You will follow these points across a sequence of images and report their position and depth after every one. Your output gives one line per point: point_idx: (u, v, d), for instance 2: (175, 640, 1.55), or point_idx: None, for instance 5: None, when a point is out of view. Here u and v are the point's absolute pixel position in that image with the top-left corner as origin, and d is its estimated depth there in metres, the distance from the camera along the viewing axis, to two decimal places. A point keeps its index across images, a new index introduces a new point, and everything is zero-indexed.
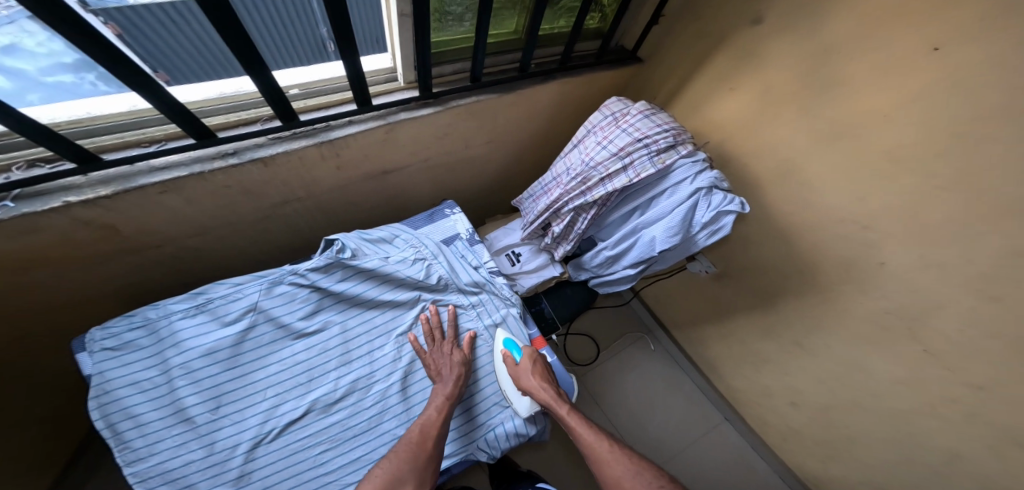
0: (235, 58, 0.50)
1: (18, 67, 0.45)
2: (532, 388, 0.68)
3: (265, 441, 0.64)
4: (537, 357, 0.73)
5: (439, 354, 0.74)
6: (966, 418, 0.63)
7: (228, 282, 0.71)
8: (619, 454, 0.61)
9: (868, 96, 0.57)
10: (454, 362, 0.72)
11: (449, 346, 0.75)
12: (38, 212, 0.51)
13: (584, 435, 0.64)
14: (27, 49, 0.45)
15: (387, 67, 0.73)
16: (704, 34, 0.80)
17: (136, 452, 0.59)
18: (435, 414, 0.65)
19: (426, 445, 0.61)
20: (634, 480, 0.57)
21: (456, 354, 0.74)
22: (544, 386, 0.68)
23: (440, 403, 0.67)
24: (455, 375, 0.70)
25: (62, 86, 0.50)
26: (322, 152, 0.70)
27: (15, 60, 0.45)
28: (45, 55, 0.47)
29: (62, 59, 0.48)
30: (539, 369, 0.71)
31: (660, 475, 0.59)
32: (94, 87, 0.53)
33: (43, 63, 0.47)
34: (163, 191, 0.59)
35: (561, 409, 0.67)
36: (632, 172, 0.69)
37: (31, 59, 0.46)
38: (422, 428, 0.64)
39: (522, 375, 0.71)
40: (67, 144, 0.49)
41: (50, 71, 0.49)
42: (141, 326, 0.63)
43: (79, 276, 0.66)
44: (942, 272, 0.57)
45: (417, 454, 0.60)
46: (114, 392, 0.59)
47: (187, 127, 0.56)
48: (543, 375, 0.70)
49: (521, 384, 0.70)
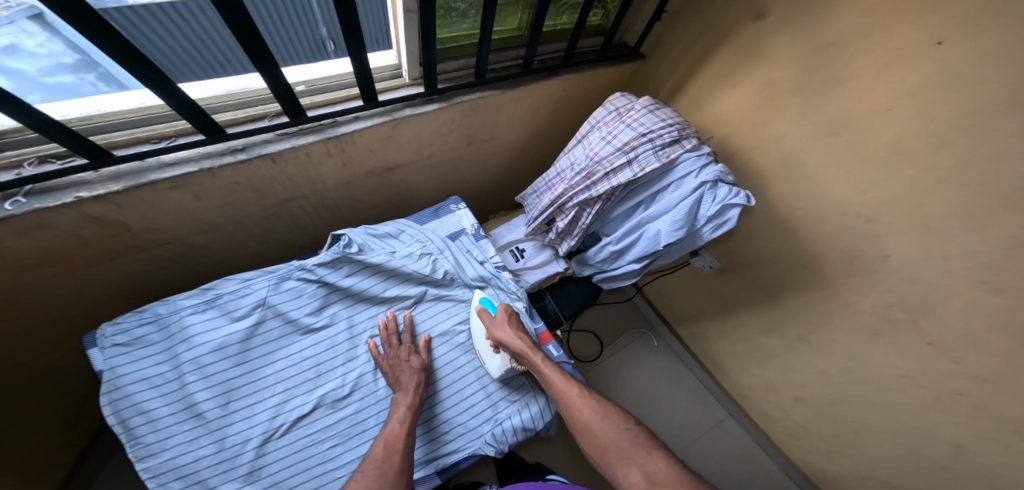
0: (246, 54, 0.50)
1: (17, 67, 0.46)
2: (507, 337, 0.70)
3: (275, 436, 0.65)
4: (512, 311, 0.75)
5: (394, 361, 0.71)
6: (971, 410, 0.64)
7: (236, 278, 0.71)
8: (589, 400, 0.63)
9: (870, 89, 0.58)
10: (412, 373, 0.69)
11: (404, 352, 0.72)
12: (50, 207, 0.52)
13: (556, 381, 0.66)
14: (27, 49, 0.46)
15: (392, 64, 0.73)
16: (706, 31, 0.81)
17: (147, 447, 0.59)
18: (399, 426, 0.63)
19: (393, 461, 0.58)
20: (602, 422, 0.60)
21: (413, 360, 0.71)
22: (519, 336, 0.70)
23: (403, 413, 0.64)
24: (414, 382, 0.68)
25: (62, 86, 0.51)
26: (328, 148, 0.70)
27: (14, 60, 0.45)
28: (45, 56, 0.48)
29: (62, 59, 0.49)
30: (513, 322, 0.73)
31: (627, 419, 0.62)
32: (94, 88, 0.54)
33: (44, 64, 0.48)
34: (173, 187, 0.60)
35: (536, 357, 0.68)
36: (637, 166, 0.70)
37: (31, 59, 0.47)
38: (385, 446, 0.60)
39: (496, 326, 0.72)
40: (79, 139, 0.49)
41: (50, 72, 0.49)
42: (152, 322, 0.64)
43: (87, 274, 0.67)
44: (947, 264, 0.57)
45: (384, 473, 0.57)
46: (125, 388, 0.60)
47: (196, 122, 0.57)
48: (517, 326, 0.73)
49: (495, 336, 0.72)
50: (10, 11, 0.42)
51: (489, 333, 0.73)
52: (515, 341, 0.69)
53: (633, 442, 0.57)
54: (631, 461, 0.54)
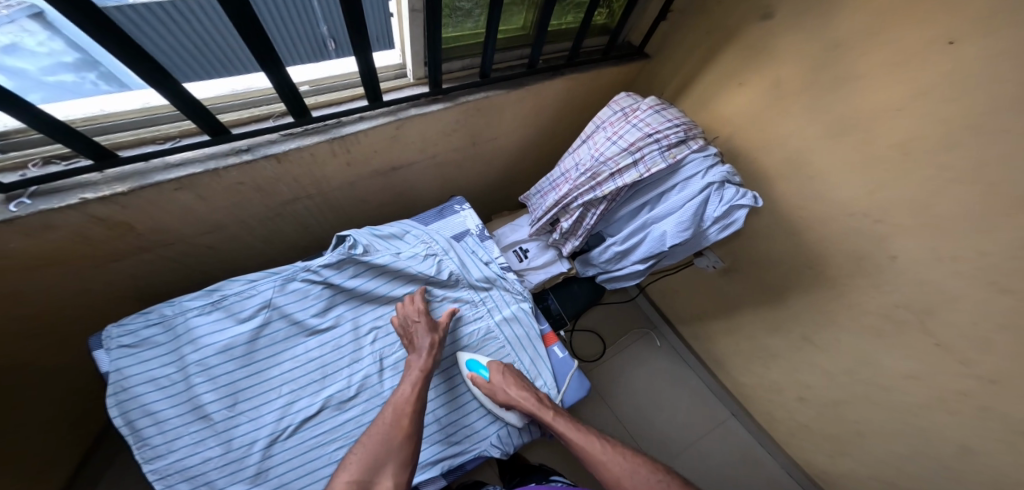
0: (251, 54, 0.50)
1: (19, 67, 0.46)
2: (512, 399, 0.69)
3: (282, 438, 0.65)
4: (507, 368, 0.73)
5: (408, 322, 0.73)
6: (978, 411, 0.64)
7: (242, 279, 0.72)
8: (613, 454, 0.60)
9: (880, 90, 0.57)
10: (426, 334, 0.71)
11: (417, 312, 0.74)
12: (55, 209, 0.51)
13: (573, 438, 0.64)
14: (28, 49, 0.46)
15: (397, 63, 0.73)
16: (712, 30, 0.80)
17: (154, 449, 0.59)
18: (410, 389, 0.63)
19: (402, 425, 0.58)
20: (632, 480, 0.56)
21: (424, 321, 0.72)
22: (525, 396, 0.69)
23: (415, 376, 0.65)
24: (428, 343, 0.69)
25: (64, 86, 0.51)
26: (333, 149, 0.70)
27: (16, 59, 0.45)
28: (46, 55, 0.48)
29: (63, 58, 0.49)
30: (512, 381, 0.71)
31: (658, 470, 0.57)
32: (95, 87, 0.54)
33: (45, 63, 0.48)
34: (178, 188, 0.59)
35: (547, 416, 0.67)
36: (643, 166, 0.70)
37: (33, 58, 0.47)
38: (395, 410, 0.60)
39: (497, 389, 0.70)
40: (84, 140, 0.49)
41: (51, 71, 0.49)
42: (158, 323, 0.64)
43: (93, 274, 0.67)
44: (955, 265, 0.57)
45: (392, 436, 0.57)
46: (132, 389, 0.60)
47: (201, 122, 0.56)
48: (517, 384, 0.71)
49: (500, 400, 0.70)
50: (10, 10, 0.42)
51: (490, 396, 0.70)
52: (521, 403, 0.68)
53: None
54: None
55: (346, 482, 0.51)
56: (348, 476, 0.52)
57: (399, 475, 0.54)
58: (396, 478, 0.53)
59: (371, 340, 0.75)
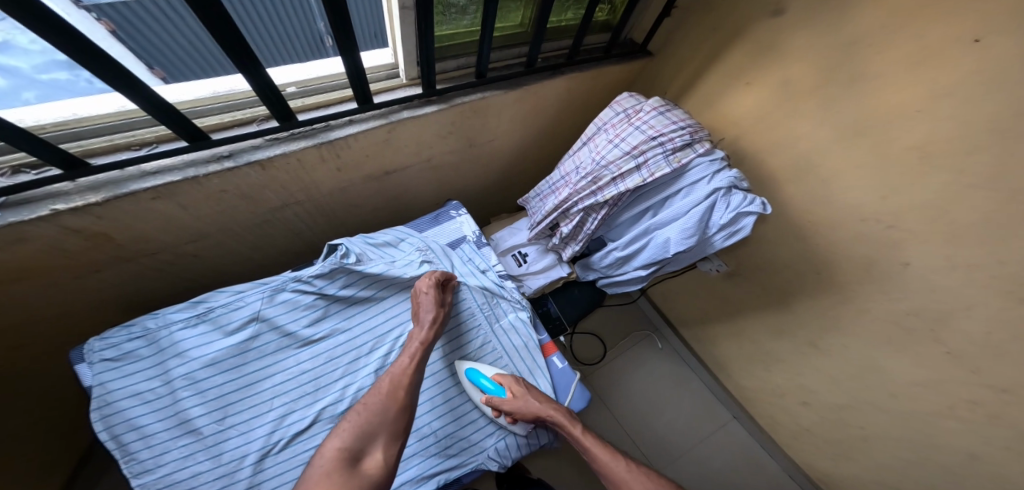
0: (228, 57, 0.46)
1: (10, 64, 0.46)
2: (540, 411, 0.68)
3: (273, 452, 0.62)
4: (528, 383, 0.72)
5: (417, 291, 0.72)
6: (989, 421, 0.62)
7: (229, 290, 0.70)
8: (637, 474, 0.61)
9: (898, 89, 0.54)
10: (431, 308, 0.70)
11: (427, 283, 0.72)
12: (25, 221, 0.49)
13: (598, 456, 0.64)
14: (20, 47, 0.47)
15: (388, 63, 0.70)
16: (717, 28, 0.78)
17: (142, 463, 0.57)
18: (408, 360, 0.64)
19: (397, 397, 0.59)
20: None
21: (432, 293, 0.71)
22: (551, 409, 0.68)
23: (414, 348, 0.66)
24: (431, 317, 0.69)
25: (58, 84, 0.50)
26: (322, 154, 0.67)
27: (6, 55, 0.46)
28: (39, 53, 0.48)
29: (55, 55, 0.49)
30: (536, 395, 0.70)
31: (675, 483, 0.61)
32: (91, 85, 0.52)
33: (37, 61, 0.48)
34: (157, 197, 0.56)
35: (577, 429, 0.66)
36: (646, 171, 0.67)
37: (25, 56, 0.47)
38: (393, 379, 0.62)
39: (523, 405, 0.68)
40: (52, 149, 0.46)
41: (46, 70, 0.49)
42: (141, 336, 0.62)
43: (74, 286, 0.64)
44: (970, 273, 0.54)
45: (387, 407, 0.58)
46: (116, 403, 0.58)
47: (178, 128, 0.53)
48: (542, 397, 0.71)
49: (523, 414, 0.68)
50: None
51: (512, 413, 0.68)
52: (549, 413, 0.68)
53: None
54: None
55: (336, 450, 0.53)
56: (339, 443, 0.54)
57: (389, 447, 0.56)
58: (386, 450, 0.55)
59: (365, 351, 0.73)
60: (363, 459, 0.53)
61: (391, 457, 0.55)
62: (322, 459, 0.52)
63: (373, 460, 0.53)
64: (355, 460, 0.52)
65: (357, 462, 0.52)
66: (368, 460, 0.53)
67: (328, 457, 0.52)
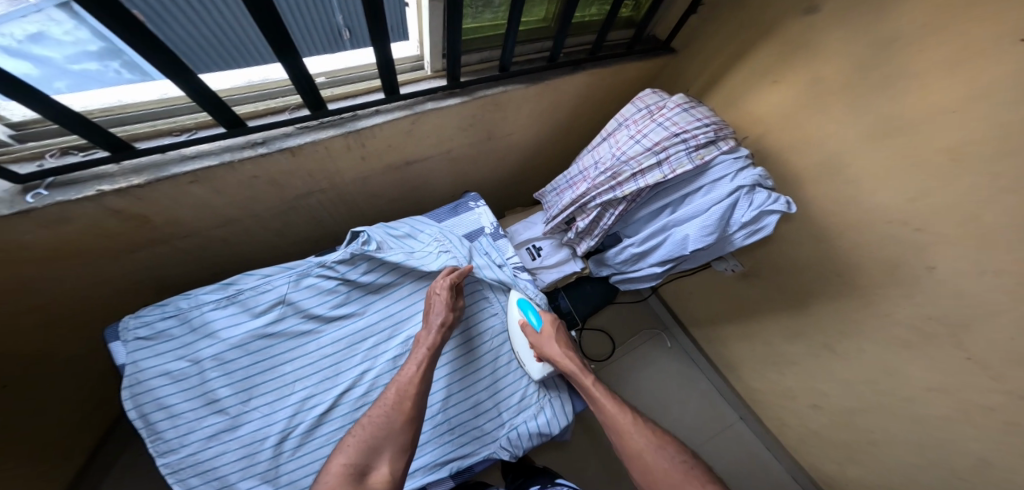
0: (269, 45, 0.47)
1: (44, 55, 0.44)
2: (557, 357, 0.70)
3: (293, 435, 0.65)
4: (559, 325, 0.74)
5: (431, 292, 0.73)
6: (1005, 429, 0.61)
7: (257, 273, 0.72)
8: (642, 427, 0.61)
9: (938, 90, 0.53)
10: (442, 311, 0.70)
11: (440, 284, 0.72)
12: (72, 200, 0.51)
13: (607, 406, 0.64)
14: (54, 38, 0.44)
15: (414, 55, 0.70)
16: (747, 25, 0.77)
17: (168, 443, 0.60)
18: (415, 369, 0.63)
19: (403, 408, 0.58)
20: (656, 454, 0.57)
21: (445, 295, 0.71)
22: (569, 355, 0.70)
23: (421, 355, 0.65)
24: (440, 320, 0.69)
25: (89, 74, 0.49)
26: (348, 143, 0.68)
27: (41, 48, 0.44)
28: (72, 44, 0.45)
29: (88, 47, 0.47)
30: (562, 338, 0.72)
31: (683, 451, 0.58)
32: (119, 76, 0.52)
33: (70, 52, 0.46)
34: (193, 181, 0.59)
35: (586, 380, 0.67)
36: (667, 167, 0.67)
37: (58, 47, 0.45)
38: (397, 391, 0.60)
39: (547, 345, 0.71)
40: (102, 132, 0.48)
41: (76, 59, 0.47)
42: (174, 316, 0.65)
43: (109, 265, 0.67)
44: (997, 279, 0.53)
45: (391, 420, 0.57)
46: (146, 382, 0.61)
47: (218, 115, 0.55)
48: (566, 344, 0.72)
49: (543, 351, 0.72)
50: None
51: (537, 349, 0.73)
52: (565, 362, 0.69)
53: (688, 475, 0.54)
54: None
55: (342, 466, 0.52)
56: (344, 459, 0.53)
57: (396, 460, 0.55)
58: (393, 463, 0.55)
59: (385, 338, 0.75)
60: (369, 473, 0.52)
61: (399, 470, 0.55)
62: (329, 475, 0.51)
63: (380, 474, 0.53)
64: (361, 474, 0.52)
65: (363, 477, 0.52)
66: (375, 474, 0.52)
67: (334, 473, 0.51)
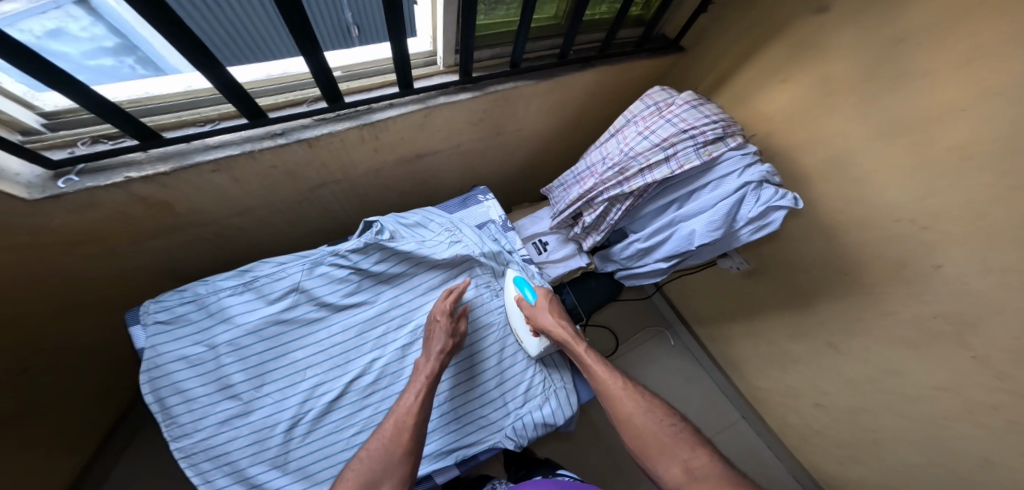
0: (293, 39, 0.49)
1: (63, 50, 0.51)
2: (550, 326, 0.72)
3: (303, 422, 0.67)
4: (552, 298, 0.77)
5: (430, 319, 0.72)
6: (1007, 428, 0.61)
7: (272, 261, 0.74)
8: (631, 391, 0.63)
9: (945, 89, 0.53)
10: (442, 338, 0.69)
11: (439, 311, 0.72)
12: (101, 186, 0.53)
13: (596, 371, 0.67)
14: (72, 33, 0.52)
15: (427, 51, 0.72)
16: (757, 24, 0.78)
17: (182, 427, 0.63)
18: (414, 400, 0.63)
19: (402, 441, 0.58)
20: (645, 416, 0.60)
21: (445, 321, 0.71)
22: (561, 324, 0.72)
23: (421, 383, 0.65)
24: (440, 348, 0.68)
25: (105, 69, 0.55)
26: (362, 135, 0.70)
27: (61, 41, 0.51)
28: (88, 40, 0.54)
29: (104, 43, 0.56)
30: (555, 309, 0.75)
31: (672, 414, 0.61)
32: (133, 70, 0.57)
33: (86, 47, 0.54)
34: (216, 170, 0.61)
35: (579, 347, 0.70)
36: (675, 163, 0.68)
37: (76, 42, 0.53)
38: (395, 422, 0.60)
39: (541, 316, 0.73)
40: (133, 121, 0.50)
41: (93, 56, 0.55)
42: (192, 301, 0.67)
43: (131, 251, 0.70)
44: (1003, 278, 0.54)
45: (390, 452, 0.57)
46: (164, 366, 0.63)
47: (241, 106, 0.56)
48: (559, 315, 0.74)
49: (537, 323, 0.73)
50: None
51: (531, 321, 0.74)
52: (559, 331, 0.71)
53: (677, 438, 0.56)
54: (672, 457, 0.54)
55: None
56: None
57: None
58: None
59: (394, 327, 0.76)
60: None
61: None
62: None
63: None
64: None
65: None
66: None
67: None
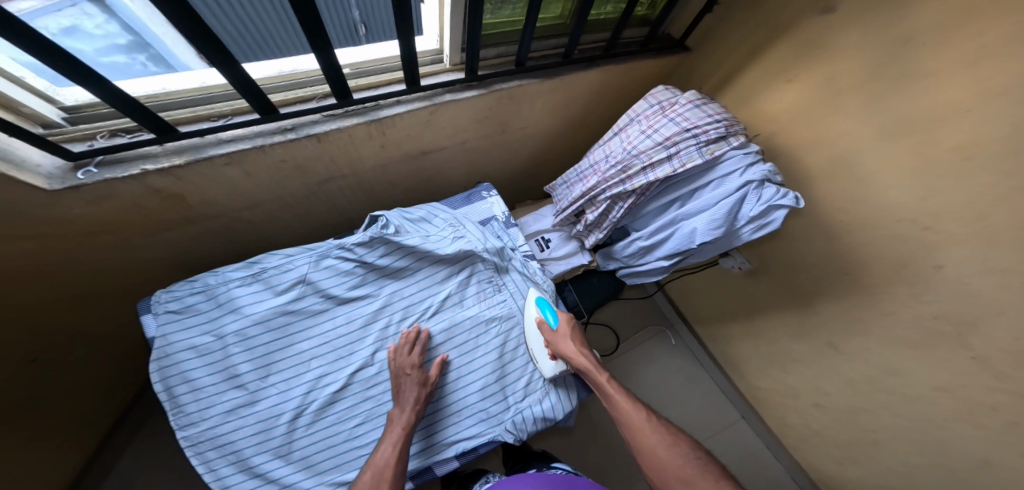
0: (305, 35, 0.50)
1: (77, 44, 0.58)
2: (572, 354, 0.73)
3: (306, 413, 0.69)
4: (574, 324, 0.78)
5: (396, 376, 0.70)
6: (1006, 428, 0.62)
7: (280, 253, 0.76)
8: (654, 424, 0.64)
9: (950, 90, 0.53)
10: (413, 389, 0.68)
11: (407, 365, 0.70)
12: (119, 178, 0.55)
13: (620, 402, 0.68)
14: (88, 31, 0.61)
15: (434, 49, 0.73)
16: (762, 24, 0.78)
17: (189, 415, 0.65)
18: (391, 451, 0.62)
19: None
20: (669, 449, 0.60)
21: (416, 375, 0.69)
22: (582, 352, 0.73)
23: (397, 435, 0.64)
24: (414, 398, 0.67)
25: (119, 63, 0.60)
26: (370, 131, 0.71)
27: (76, 35, 0.59)
28: (102, 36, 0.62)
29: (118, 41, 0.64)
30: (576, 336, 0.76)
31: (696, 447, 0.61)
32: (144, 65, 0.62)
33: (99, 44, 0.61)
34: (228, 163, 0.62)
35: (601, 377, 0.71)
36: (677, 162, 0.69)
37: (90, 39, 0.60)
38: (373, 475, 0.59)
39: (562, 343, 0.74)
40: (150, 116, 0.52)
41: (106, 52, 0.61)
42: (201, 291, 0.69)
43: (144, 241, 0.72)
44: (1003, 278, 0.54)
45: None
46: (174, 355, 0.65)
47: (254, 101, 0.58)
48: (580, 342, 0.75)
49: (558, 349, 0.75)
50: None
51: (552, 347, 0.76)
52: (580, 359, 0.72)
53: (702, 471, 0.57)
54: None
55: None
56: None
57: None
58: None
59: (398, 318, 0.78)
60: None
61: None
62: None
63: None
64: None
65: None
66: None
67: None
